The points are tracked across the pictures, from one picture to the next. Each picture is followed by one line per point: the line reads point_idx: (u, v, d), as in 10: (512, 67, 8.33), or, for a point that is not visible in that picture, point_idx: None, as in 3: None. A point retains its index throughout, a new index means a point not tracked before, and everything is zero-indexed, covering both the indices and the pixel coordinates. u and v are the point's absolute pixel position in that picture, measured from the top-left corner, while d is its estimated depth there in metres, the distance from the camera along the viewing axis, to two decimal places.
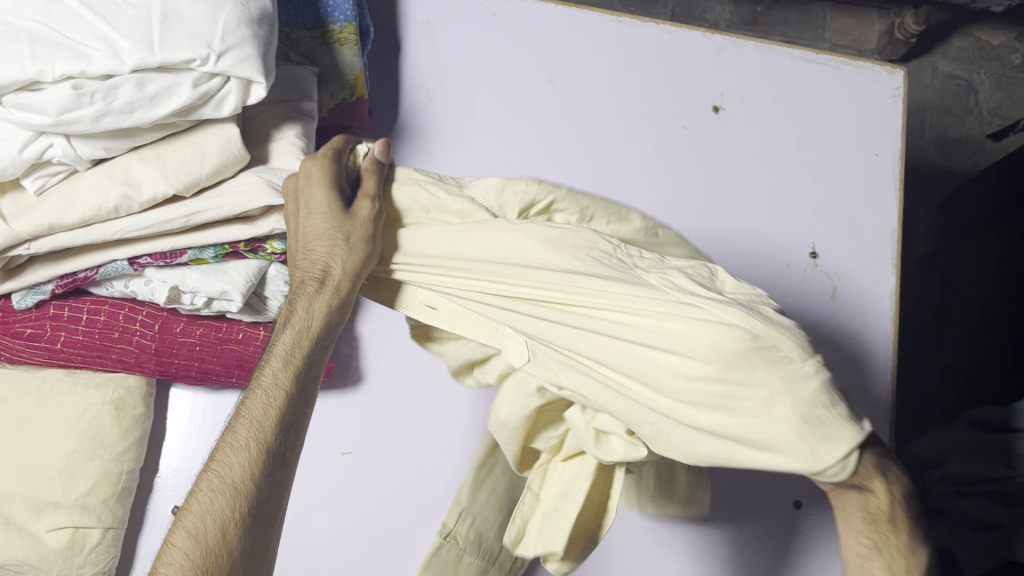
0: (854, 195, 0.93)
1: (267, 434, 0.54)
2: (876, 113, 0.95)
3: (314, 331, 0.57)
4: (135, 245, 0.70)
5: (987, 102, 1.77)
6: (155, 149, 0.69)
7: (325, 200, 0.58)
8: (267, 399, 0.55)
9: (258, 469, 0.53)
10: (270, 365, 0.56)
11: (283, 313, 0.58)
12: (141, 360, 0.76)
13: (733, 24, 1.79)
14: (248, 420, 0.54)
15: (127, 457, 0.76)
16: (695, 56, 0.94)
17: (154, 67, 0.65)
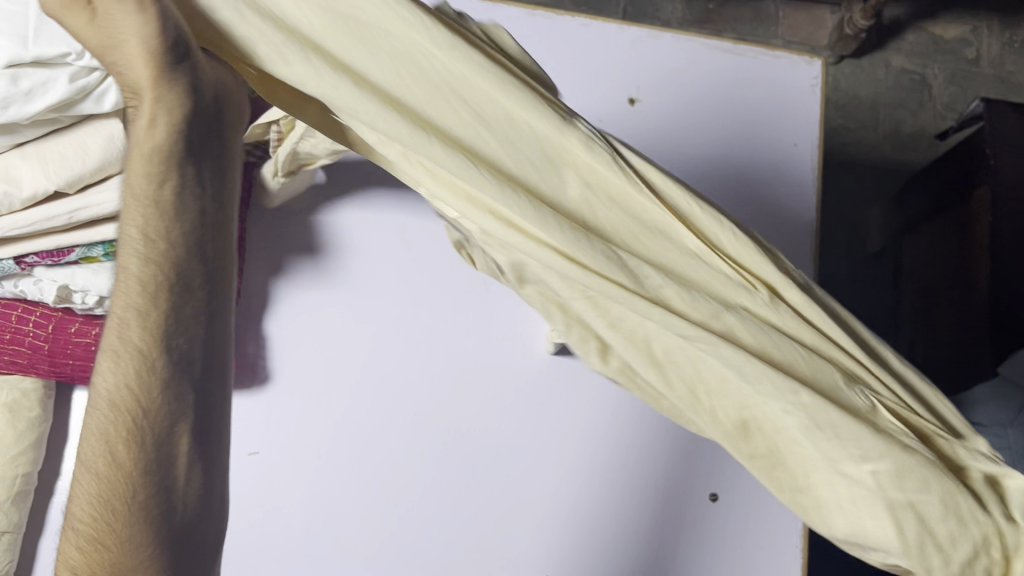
0: (772, 184, 0.92)
1: (147, 362, 0.51)
2: (793, 102, 0.94)
3: (159, 197, 0.50)
4: (21, 243, 0.69)
5: (942, 96, 1.71)
6: (38, 145, 0.67)
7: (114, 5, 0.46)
8: (150, 321, 0.51)
9: (143, 398, 0.52)
10: (132, 286, 0.51)
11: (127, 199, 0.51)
12: (34, 361, 0.74)
13: (686, 22, 1.70)
14: (114, 366, 0.51)
15: (23, 460, 0.75)
16: (612, 48, 0.94)
17: (29, 62, 0.63)
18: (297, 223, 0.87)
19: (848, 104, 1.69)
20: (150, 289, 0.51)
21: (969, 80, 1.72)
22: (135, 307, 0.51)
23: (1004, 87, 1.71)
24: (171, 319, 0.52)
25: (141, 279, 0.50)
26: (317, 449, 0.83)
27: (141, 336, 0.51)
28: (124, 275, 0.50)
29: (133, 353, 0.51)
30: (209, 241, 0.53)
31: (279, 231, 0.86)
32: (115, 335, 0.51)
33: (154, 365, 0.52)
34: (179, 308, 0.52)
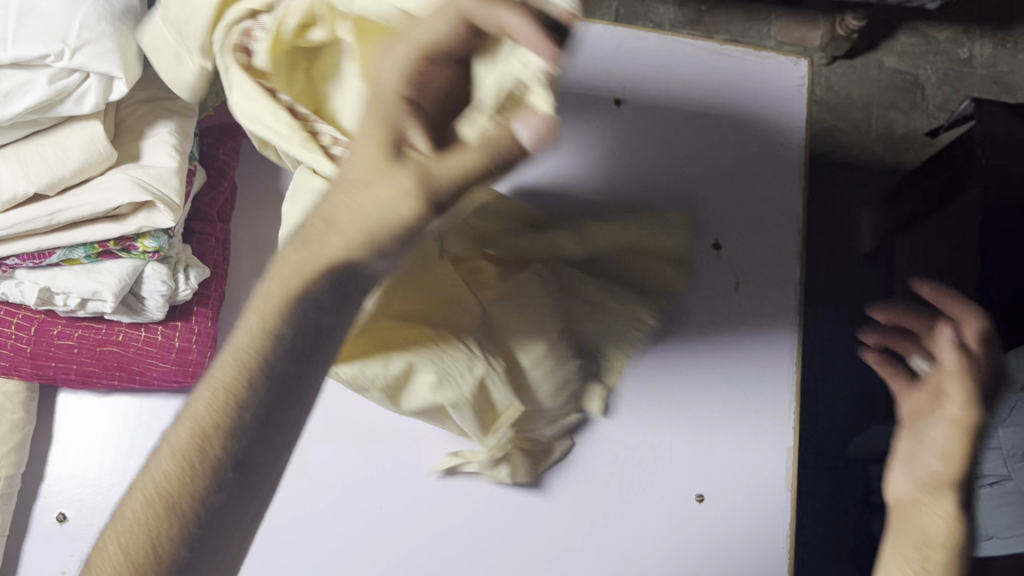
0: (757, 184, 0.92)
1: (211, 448, 0.47)
2: (780, 102, 0.93)
3: (276, 323, 0.48)
4: (1, 246, 0.69)
5: (933, 96, 1.71)
6: (17, 147, 0.68)
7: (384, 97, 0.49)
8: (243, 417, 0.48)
9: (194, 487, 0.47)
10: (226, 377, 0.48)
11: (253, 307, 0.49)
12: (16, 363, 0.74)
13: (677, 24, 1.70)
14: (184, 435, 0.47)
15: (5, 463, 0.75)
16: (597, 48, 0.93)
17: (8, 64, 0.64)
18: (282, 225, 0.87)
19: (840, 105, 1.69)
20: (221, 410, 0.47)
21: (961, 80, 1.72)
22: (200, 425, 0.47)
23: (996, 88, 1.71)
24: (251, 422, 0.48)
25: (236, 378, 0.47)
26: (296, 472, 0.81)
27: (206, 463, 0.47)
28: (211, 385, 0.48)
29: (207, 443, 0.47)
30: (310, 344, 0.50)
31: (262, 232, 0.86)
32: (198, 412, 0.48)
33: (219, 455, 0.47)
34: (249, 445, 0.48)
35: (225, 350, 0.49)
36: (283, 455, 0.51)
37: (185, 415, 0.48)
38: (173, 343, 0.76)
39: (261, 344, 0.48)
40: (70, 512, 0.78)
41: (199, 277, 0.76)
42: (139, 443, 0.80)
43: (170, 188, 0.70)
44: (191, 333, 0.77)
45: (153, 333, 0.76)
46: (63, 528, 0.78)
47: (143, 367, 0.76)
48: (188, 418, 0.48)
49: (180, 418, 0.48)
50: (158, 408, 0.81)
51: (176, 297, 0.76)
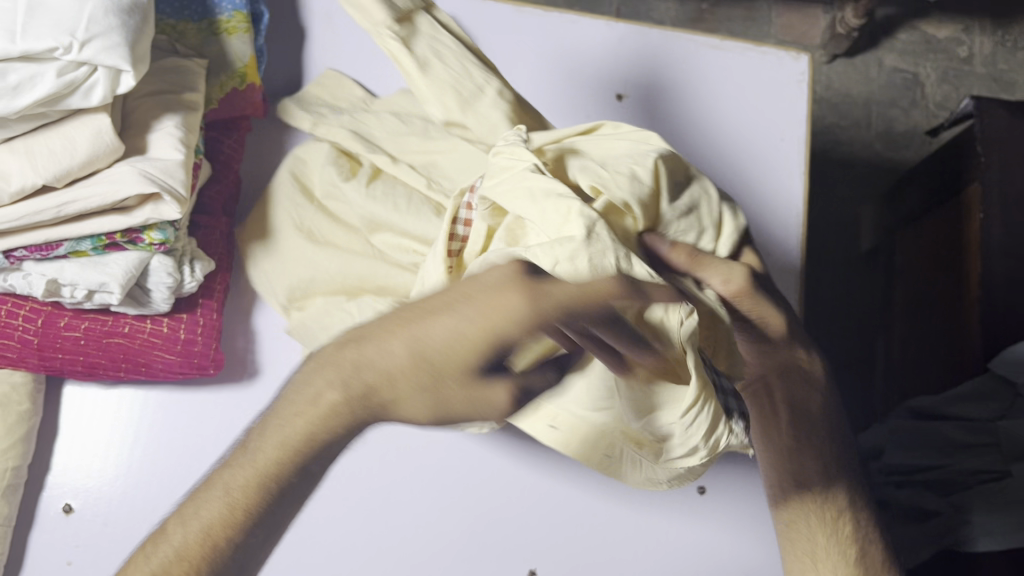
0: (757, 177, 0.92)
1: (236, 525, 0.47)
2: (779, 97, 0.95)
3: (311, 448, 0.48)
4: (9, 238, 0.70)
5: (933, 94, 1.71)
6: (25, 140, 0.68)
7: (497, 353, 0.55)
8: (279, 495, 0.48)
9: (204, 569, 0.47)
10: (272, 448, 0.48)
11: (256, 431, 0.49)
12: (23, 355, 0.75)
13: (678, 21, 1.71)
14: (216, 507, 0.48)
15: (12, 454, 0.75)
16: (599, 45, 0.94)
17: (17, 57, 0.64)
18: None
19: (841, 103, 1.70)
20: (235, 525, 0.47)
21: (961, 78, 1.72)
22: (215, 532, 0.47)
23: (995, 86, 1.72)
24: (293, 501, 0.49)
25: (272, 466, 0.47)
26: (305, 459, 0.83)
27: (216, 564, 0.47)
28: (245, 468, 0.48)
29: (235, 519, 0.47)
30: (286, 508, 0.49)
31: None
32: (232, 479, 0.48)
33: (243, 536, 0.48)
34: (269, 540, 0.49)
35: (264, 423, 0.49)
36: (269, 550, 0.49)
37: (196, 523, 0.48)
38: (179, 335, 0.77)
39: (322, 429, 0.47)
40: (75, 503, 0.78)
41: (202, 269, 0.77)
42: (144, 435, 0.80)
43: (176, 180, 0.70)
44: (196, 324, 0.77)
45: (159, 324, 0.77)
46: (69, 519, 0.78)
47: (148, 359, 0.77)
48: (227, 482, 0.48)
49: (210, 479, 0.49)
50: (162, 401, 0.81)
51: (181, 289, 0.76)
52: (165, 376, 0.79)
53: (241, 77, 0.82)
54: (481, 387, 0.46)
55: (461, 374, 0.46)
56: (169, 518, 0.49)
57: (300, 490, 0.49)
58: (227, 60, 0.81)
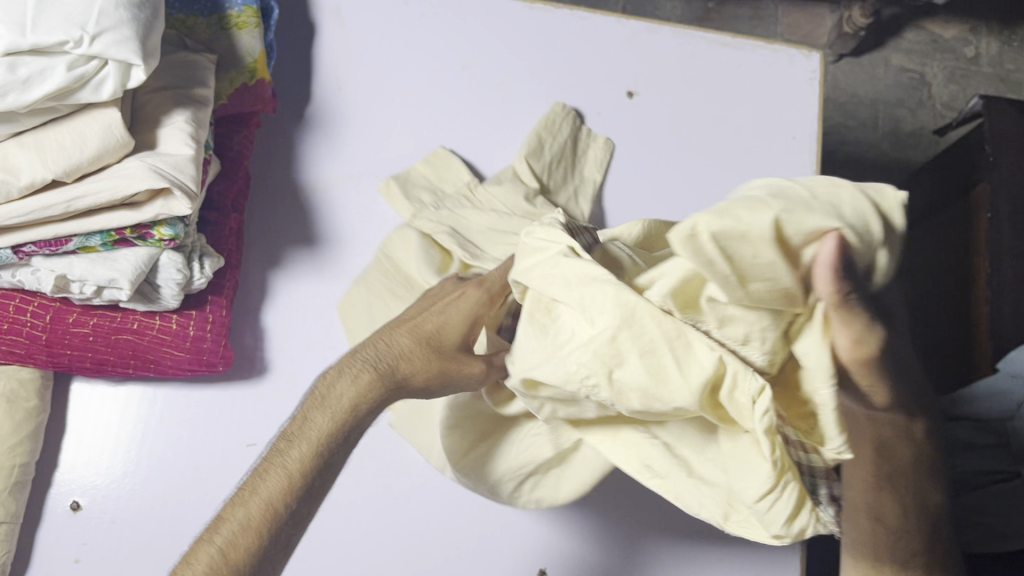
0: (768, 176, 0.92)
1: (295, 488, 0.53)
2: (791, 96, 0.94)
3: (341, 424, 0.57)
4: (18, 233, 0.69)
5: (940, 94, 1.71)
6: (35, 135, 0.68)
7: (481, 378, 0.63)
8: (325, 471, 0.55)
9: (265, 536, 0.51)
10: (321, 418, 0.57)
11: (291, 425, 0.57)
12: (31, 351, 0.74)
13: (685, 20, 1.70)
14: (275, 479, 0.53)
15: (20, 451, 0.75)
16: (610, 43, 0.94)
17: (27, 50, 0.63)
18: (296, 215, 0.87)
19: (847, 103, 1.69)
20: (275, 509, 0.52)
21: (968, 78, 1.72)
22: (276, 499, 0.52)
23: (1002, 86, 1.71)
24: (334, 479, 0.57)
25: (321, 435, 0.56)
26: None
27: (269, 532, 0.51)
28: (291, 452, 0.55)
29: (298, 486, 0.53)
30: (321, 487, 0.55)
31: (275, 222, 0.87)
32: (294, 446, 0.55)
33: (292, 509, 0.53)
34: (307, 512, 0.54)
35: (318, 400, 0.58)
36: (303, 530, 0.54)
37: (250, 499, 0.52)
38: (188, 332, 0.76)
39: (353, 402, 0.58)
40: (83, 500, 0.78)
41: (212, 266, 0.76)
42: (152, 432, 0.80)
43: (186, 175, 0.69)
44: (205, 321, 0.77)
45: (168, 321, 0.76)
46: (77, 517, 0.78)
47: (157, 356, 0.76)
48: (279, 455, 0.55)
49: (258, 471, 0.54)
50: (171, 398, 0.81)
51: (190, 286, 0.76)
52: (174, 373, 0.78)
53: (250, 73, 0.81)
54: (458, 365, 0.62)
55: (453, 350, 0.63)
56: (223, 511, 0.52)
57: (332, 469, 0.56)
58: (237, 56, 0.81)
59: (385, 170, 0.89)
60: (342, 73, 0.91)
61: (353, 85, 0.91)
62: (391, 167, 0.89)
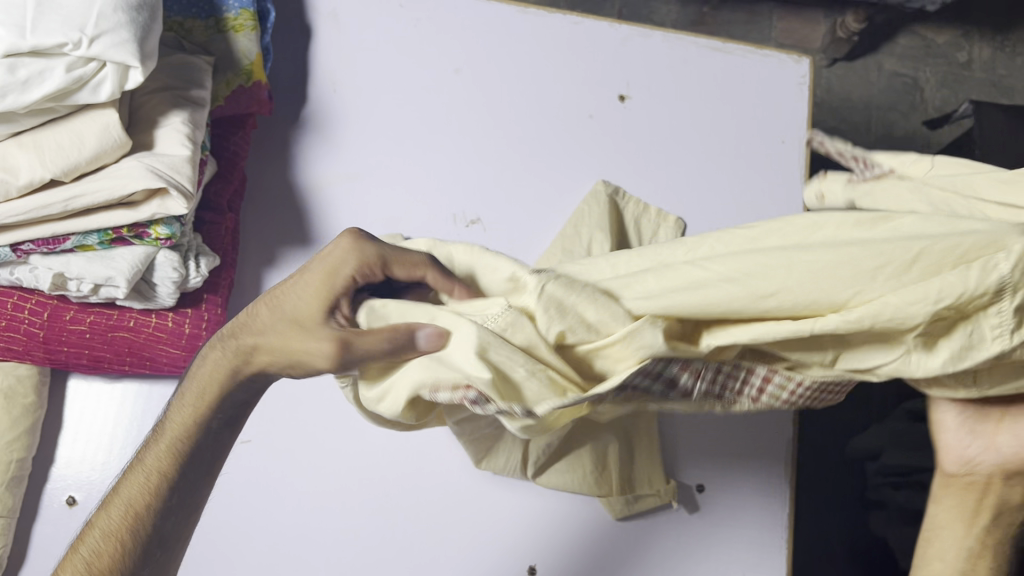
0: (757, 179, 0.93)
1: (160, 483, 0.56)
2: (781, 100, 0.95)
3: (207, 408, 0.58)
4: (16, 231, 0.70)
5: (932, 99, 1.72)
6: (34, 135, 0.69)
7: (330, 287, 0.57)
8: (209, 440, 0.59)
9: (145, 513, 0.55)
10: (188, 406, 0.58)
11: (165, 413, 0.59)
12: (29, 348, 0.75)
13: (679, 24, 1.71)
14: (144, 471, 0.57)
15: (18, 446, 0.76)
16: (602, 47, 0.95)
17: (26, 52, 0.65)
18: (292, 214, 0.88)
19: (840, 106, 1.71)
20: (151, 493, 0.56)
21: (959, 83, 1.73)
22: (137, 500, 0.56)
23: (994, 91, 1.73)
24: (217, 447, 0.60)
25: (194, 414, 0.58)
26: (303, 445, 0.83)
27: (137, 528, 0.55)
28: (168, 431, 0.58)
29: (172, 467, 0.57)
30: (208, 460, 0.59)
31: (271, 222, 0.88)
32: (166, 435, 0.58)
33: (164, 489, 0.56)
34: (186, 488, 0.58)
35: (175, 407, 0.59)
36: (189, 521, 0.58)
37: (116, 501, 0.56)
38: (184, 330, 0.77)
39: (215, 385, 0.58)
40: (80, 495, 0.79)
41: (208, 265, 0.77)
42: (148, 428, 0.81)
43: (183, 176, 0.71)
44: (201, 319, 0.78)
45: (164, 319, 0.77)
46: (73, 511, 0.79)
47: (153, 353, 0.78)
48: (144, 459, 0.57)
49: (132, 465, 0.57)
50: (166, 395, 0.82)
51: (186, 285, 0.77)
52: (170, 369, 0.79)
53: (247, 74, 0.82)
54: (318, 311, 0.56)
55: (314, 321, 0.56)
56: (96, 515, 0.56)
57: (212, 441, 0.59)
58: (233, 58, 0.82)
59: (381, 171, 0.90)
60: (338, 75, 0.92)
61: (349, 87, 0.92)
62: (386, 168, 0.90)
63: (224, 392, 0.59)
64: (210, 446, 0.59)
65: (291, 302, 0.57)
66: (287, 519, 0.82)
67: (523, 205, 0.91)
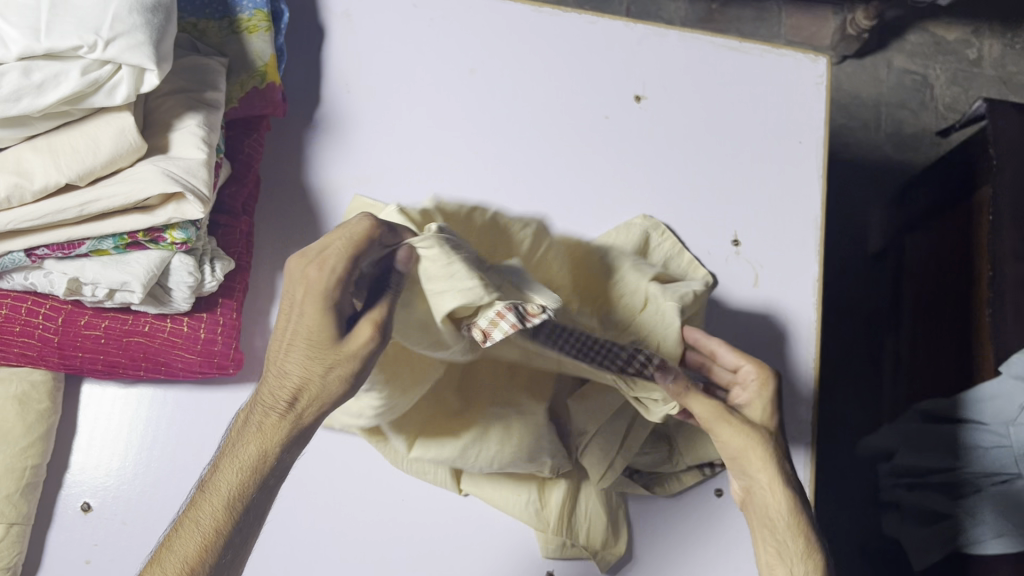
0: (775, 180, 0.92)
1: (213, 540, 0.52)
2: (799, 100, 0.94)
3: (256, 466, 0.54)
4: (31, 237, 0.69)
5: (942, 96, 1.71)
6: (48, 138, 0.68)
7: (315, 395, 0.55)
8: (262, 494, 0.55)
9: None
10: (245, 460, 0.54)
11: (209, 470, 0.54)
12: (44, 353, 0.75)
13: (688, 21, 1.70)
14: (192, 537, 0.52)
15: (32, 453, 0.75)
16: (617, 47, 0.94)
17: (41, 55, 0.64)
18: (305, 217, 0.88)
19: (850, 104, 1.70)
20: (207, 554, 0.52)
21: (971, 80, 1.72)
22: (191, 560, 0.51)
23: (1005, 88, 1.71)
24: (272, 495, 0.56)
25: (247, 469, 0.54)
26: (324, 464, 0.83)
27: None
28: (214, 491, 0.53)
29: (219, 534, 0.52)
30: (260, 507, 0.55)
31: (284, 225, 0.88)
32: (207, 504, 0.53)
33: (223, 550, 0.53)
34: (245, 536, 0.55)
35: (225, 457, 0.55)
36: (242, 555, 0.55)
37: (167, 559, 0.52)
38: (199, 335, 0.77)
39: (258, 446, 0.54)
40: (94, 502, 0.78)
41: (223, 269, 0.76)
42: (161, 434, 0.80)
43: (199, 180, 0.70)
44: (216, 324, 0.77)
45: (179, 324, 0.77)
46: (87, 518, 0.78)
47: (168, 358, 0.77)
48: (198, 513, 0.53)
49: (177, 528, 0.53)
50: (180, 401, 0.81)
51: (202, 289, 0.76)
52: (185, 375, 0.78)
53: (261, 76, 0.81)
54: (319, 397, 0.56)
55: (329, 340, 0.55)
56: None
57: (267, 493, 0.55)
58: (247, 59, 0.81)
59: (395, 173, 0.89)
60: (351, 76, 0.91)
61: (362, 89, 0.91)
62: (401, 169, 0.90)
63: (285, 422, 0.55)
64: (258, 503, 0.55)
65: (294, 311, 0.55)
66: (304, 531, 0.82)
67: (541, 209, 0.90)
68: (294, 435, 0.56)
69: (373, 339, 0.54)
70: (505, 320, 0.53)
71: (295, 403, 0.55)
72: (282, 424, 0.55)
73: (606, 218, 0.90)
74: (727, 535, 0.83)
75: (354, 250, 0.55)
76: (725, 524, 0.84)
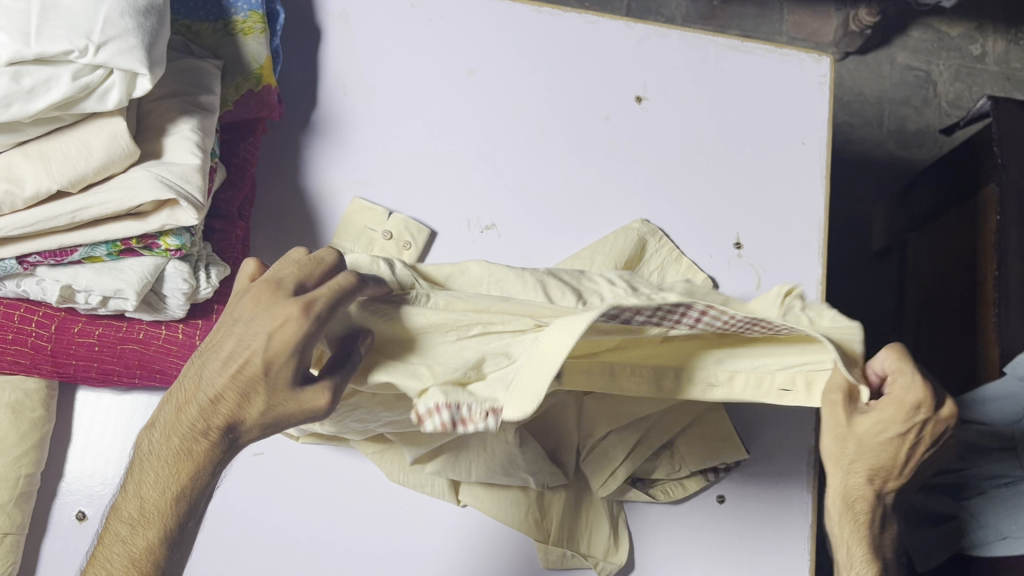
0: (778, 182, 0.91)
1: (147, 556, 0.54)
2: (802, 101, 0.93)
3: (186, 484, 0.55)
4: (22, 244, 0.68)
5: (945, 93, 1.70)
6: (39, 144, 0.67)
7: (252, 421, 0.54)
8: (193, 506, 0.56)
9: None
10: (174, 479, 0.54)
11: (138, 479, 0.55)
12: (37, 361, 0.74)
13: (690, 18, 1.68)
14: (125, 551, 0.54)
15: (26, 462, 0.74)
16: (617, 47, 0.93)
17: (31, 60, 0.63)
18: (303, 222, 0.87)
19: (852, 101, 1.68)
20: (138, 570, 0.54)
21: (974, 77, 1.71)
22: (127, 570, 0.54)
23: (1008, 85, 1.70)
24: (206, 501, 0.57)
25: (178, 489, 0.54)
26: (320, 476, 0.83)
27: None
28: (147, 507, 0.54)
29: (152, 549, 0.54)
30: (195, 514, 0.57)
31: (282, 230, 0.87)
32: (140, 521, 0.55)
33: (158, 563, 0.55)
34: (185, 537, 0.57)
35: (154, 468, 0.55)
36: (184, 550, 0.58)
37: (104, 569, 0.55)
38: (194, 342, 0.76)
39: (188, 466, 0.54)
40: (89, 510, 0.78)
41: (218, 275, 0.75)
42: None
43: (193, 185, 0.69)
44: (212, 330, 0.76)
45: (174, 331, 0.75)
46: (83, 526, 0.77)
47: (163, 365, 0.76)
48: (120, 515, 0.56)
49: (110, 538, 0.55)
50: None
51: (197, 295, 0.75)
52: None
53: (256, 79, 0.80)
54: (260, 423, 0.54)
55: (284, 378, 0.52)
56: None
57: (200, 502, 0.56)
58: (242, 61, 0.80)
59: (395, 177, 0.88)
60: (349, 78, 0.90)
61: (360, 90, 0.90)
62: (400, 172, 0.89)
63: (217, 445, 0.54)
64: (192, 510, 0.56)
65: (247, 336, 0.52)
66: (303, 541, 0.82)
67: (541, 212, 0.89)
68: (227, 448, 0.55)
69: (329, 401, 0.53)
70: (449, 413, 0.53)
71: (229, 427, 0.54)
72: (212, 444, 0.54)
73: (607, 221, 0.89)
74: (729, 542, 0.83)
75: (338, 299, 0.51)
76: (729, 531, 0.83)
